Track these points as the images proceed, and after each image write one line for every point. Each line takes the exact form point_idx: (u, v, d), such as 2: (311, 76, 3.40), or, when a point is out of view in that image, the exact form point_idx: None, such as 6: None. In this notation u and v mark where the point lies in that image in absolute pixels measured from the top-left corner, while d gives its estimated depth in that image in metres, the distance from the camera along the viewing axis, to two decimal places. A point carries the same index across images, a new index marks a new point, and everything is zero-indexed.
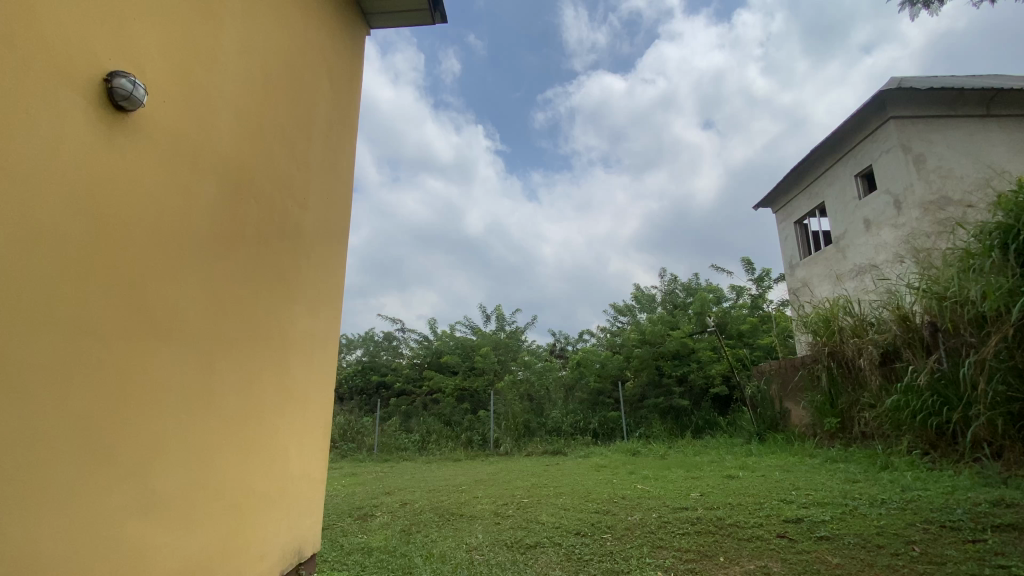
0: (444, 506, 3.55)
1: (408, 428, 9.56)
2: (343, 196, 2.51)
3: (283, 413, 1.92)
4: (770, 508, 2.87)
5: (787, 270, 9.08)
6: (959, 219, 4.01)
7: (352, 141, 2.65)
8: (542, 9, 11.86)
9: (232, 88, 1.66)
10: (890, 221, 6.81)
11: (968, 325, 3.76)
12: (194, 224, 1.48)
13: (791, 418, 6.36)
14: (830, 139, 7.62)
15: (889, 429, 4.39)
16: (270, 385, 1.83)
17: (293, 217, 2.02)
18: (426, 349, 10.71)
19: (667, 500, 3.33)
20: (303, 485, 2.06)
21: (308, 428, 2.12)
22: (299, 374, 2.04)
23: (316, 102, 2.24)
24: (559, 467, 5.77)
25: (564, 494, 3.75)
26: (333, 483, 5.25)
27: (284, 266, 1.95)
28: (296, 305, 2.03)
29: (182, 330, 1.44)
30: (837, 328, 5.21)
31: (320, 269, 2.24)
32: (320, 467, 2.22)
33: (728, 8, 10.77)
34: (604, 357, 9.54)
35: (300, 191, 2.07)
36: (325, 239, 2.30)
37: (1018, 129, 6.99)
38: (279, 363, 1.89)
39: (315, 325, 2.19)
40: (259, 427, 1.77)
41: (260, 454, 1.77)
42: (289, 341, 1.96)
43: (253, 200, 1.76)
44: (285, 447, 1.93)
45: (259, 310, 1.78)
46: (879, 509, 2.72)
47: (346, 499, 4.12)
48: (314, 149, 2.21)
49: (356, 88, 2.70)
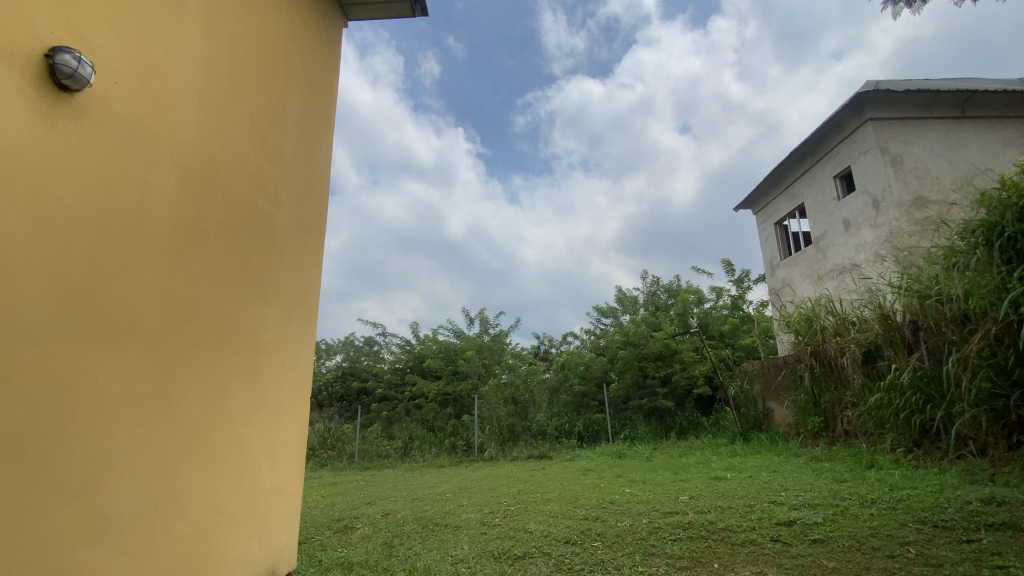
0: (427, 515, 3.43)
1: (390, 435, 9.38)
2: (319, 192, 2.40)
3: (253, 422, 1.79)
4: (761, 510, 2.82)
5: (767, 271, 9.18)
6: (943, 218, 4.03)
7: (328, 134, 2.53)
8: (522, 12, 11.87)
9: (196, 73, 1.54)
10: (869, 221, 6.91)
11: (950, 323, 3.81)
12: (153, 218, 1.36)
13: (774, 417, 6.38)
14: (809, 140, 7.72)
15: (872, 427, 4.42)
16: (239, 393, 1.71)
17: (263, 213, 1.90)
18: (408, 353, 10.49)
19: (657, 504, 3.26)
20: (277, 499, 1.93)
21: (282, 439, 1.99)
22: (271, 380, 1.91)
23: (290, 93, 2.13)
24: (545, 471, 5.69)
25: (552, 500, 3.66)
26: (312, 494, 5.07)
27: (254, 265, 1.83)
28: (268, 307, 1.91)
29: (140, 334, 1.31)
30: (819, 327, 5.23)
31: (294, 269, 2.12)
32: (296, 479, 2.09)
33: (704, 14, 10.91)
34: (588, 359, 9.52)
35: (271, 186, 1.96)
36: (299, 237, 2.18)
37: (989, 131, 7.17)
38: (248, 368, 1.76)
39: (289, 329, 2.07)
40: (227, 439, 1.64)
41: (229, 468, 1.64)
42: (259, 345, 1.83)
43: (220, 194, 1.64)
44: (255, 460, 1.79)
45: (227, 312, 1.66)
46: (870, 509, 2.70)
47: (325, 511, 3.96)
48: (286, 141, 2.09)
49: (333, 81, 2.59)
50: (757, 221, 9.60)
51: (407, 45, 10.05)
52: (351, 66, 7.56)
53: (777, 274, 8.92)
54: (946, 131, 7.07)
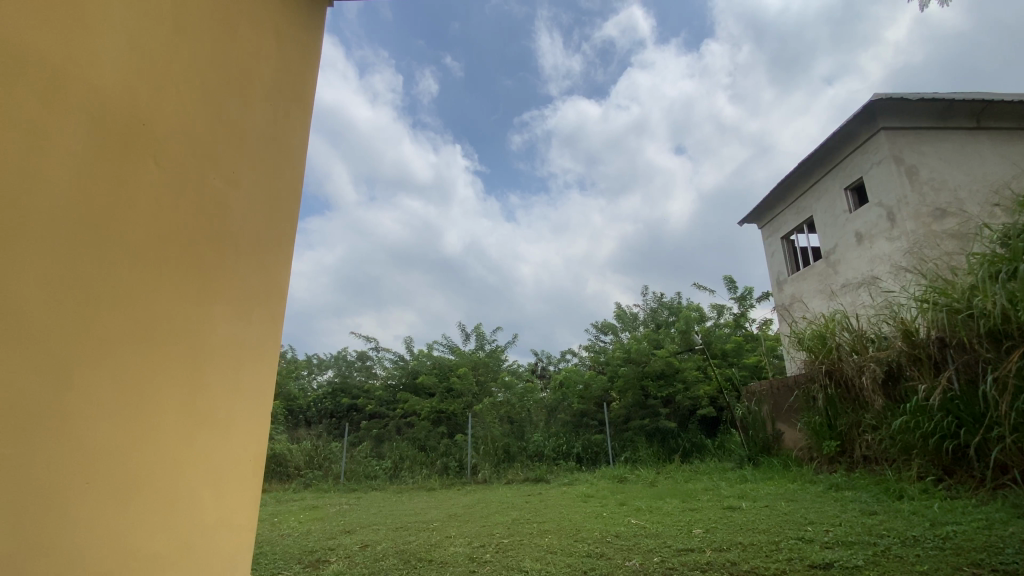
0: (410, 549, 3.05)
1: (379, 454, 8.96)
2: (293, 181, 2.09)
3: (195, 441, 1.47)
4: (788, 549, 2.47)
5: (774, 287, 8.92)
6: (982, 223, 3.75)
7: (307, 117, 2.24)
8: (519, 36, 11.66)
9: (121, 10, 1.29)
10: (884, 234, 6.68)
11: (983, 341, 3.57)
12: (43, 176, 1.09)
13: (784, 441, 6.03)
14: (818, 151, 7.54)
15: (896, 453, 4.11)
16: (171, 407, 1.39)
17: (217, 192, 1.61)
18: (401, 368, 10.16)
19: (668, 539, 2.90)
20: (222, 537, 1.57)
21: (232, 462, 1.63)
22: (218, 391, 1.58)
23: (257, 60, 1.87)
24: (541, 497, 5.30)
25: (550, 533, 3.30)
26: (289, 519, 4.68)
27: (201, 253, 1.52)
28: (217, 303, 1.59)
29: (15, 319, 1.03)
30: (834, 345, 4.88)
31: (255, 263, 1.81)
32: (250, 511, 1.72)
33: (697, 36, 10.93)
34: (587, 377, 9.21)
35: (227, 164, 1.67)
36: (262, 228, 1.87)
37: (1006, 142, 7.00)
38: (186, 377, 1.44)
39: (245, 335, 1.74)
40: (149, 465, 1.31)
41: (155, 497, 1.33)
42: (203, 349, 1.52)
43: (154, 161, 1.36)
44: (193, 489, 1.46)
45: (160, 304, 1.36)
46: (916, 550, 2.35)
47: (298, 540, 3.59)
48: (250, 115, 1.82)
49: (314, 57, 2.30)
50: (763, 236, 9.36)
51: (404, 63, 10.06)
52: (346, 84, 7.50)
53: (784, 291, 8.65)
54: (961, 141, 6.89)
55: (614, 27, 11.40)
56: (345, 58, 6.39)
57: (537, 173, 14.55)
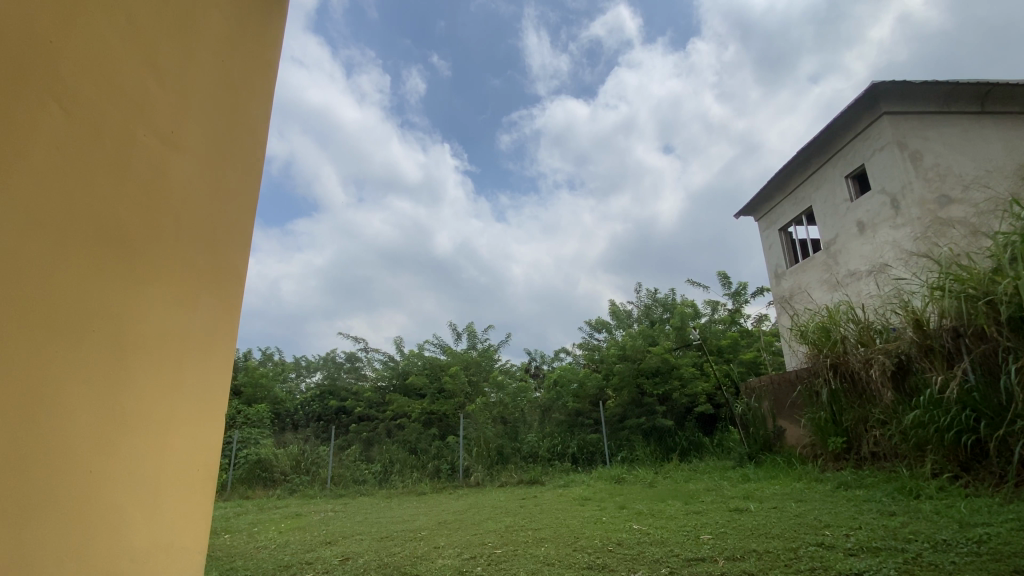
0: (394, 562, 2.78)
1: (368, 457, 8.64)
2: (251, 152, 1.85)
3: (120, 449, 1.23)
4: (808, 557, 2.25)
5: (772, 280, 8.75)
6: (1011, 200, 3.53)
7: (269, 81, 1.99)
8: (506, 35, 11.45)
9: None
10: (887, 222, 6.55)
11: (1003, 328, 3.39)
12: None
13: (786, 437, 5.84)
14: (817, 139, 7.38)
15: (907, 449, 3.93)
16: (83, 404, 1.15)
17: (148, 153, 1.37)
18: (391, 369, 9.85)
19: (675, 546, 2.67)
20: (158, 562, 1.32)
21: (175, 472, 1.38)
22: (151, 389, 1.33)
23: (206, 9, 1.62)
24: (536, 502, 5.03)
25: (546, 542, 3.05)
26: (268, 529, 4.39)
27: (125, 221, 1.29)
28: (149, 284, 1.35)
29: None
30: (839, 337, 4.67)
31: (204, 238, 1.56)
32: (199, 530, 1.46)
33: (684, 35, 10.79)
34: (582, 375, 8.96)
35: (163, 122, 1.43)
36: (213, 202, 1.63)
37: (1010, 127, 6.87)
38: (104, 368, 1.21)
39: (190, 323, 1.49)
40: (47, 480, 1.07)
41: (62, 518, 1.09)
42: (129, 337, 1.27)
43: (53, 109, 1.13)
44: (119, 506, 1.21)
45: (66, 279, 1.13)
46: (951, 556, 2.13)
47: (274, 553, 3.32)
48: (197, 70, 1.58)
49: (279, 21, 2.05)
50: (760, 228, 9.20)
51: (390, 62, 9.82)
52: (334, 84, 7.29)
53: (782, 284, 8.50)
54: (966, 125, 6.75)
55: (601, 27, 11.26)
56: (331, 56, 6.16)
57: (527, 172, 14.00)
